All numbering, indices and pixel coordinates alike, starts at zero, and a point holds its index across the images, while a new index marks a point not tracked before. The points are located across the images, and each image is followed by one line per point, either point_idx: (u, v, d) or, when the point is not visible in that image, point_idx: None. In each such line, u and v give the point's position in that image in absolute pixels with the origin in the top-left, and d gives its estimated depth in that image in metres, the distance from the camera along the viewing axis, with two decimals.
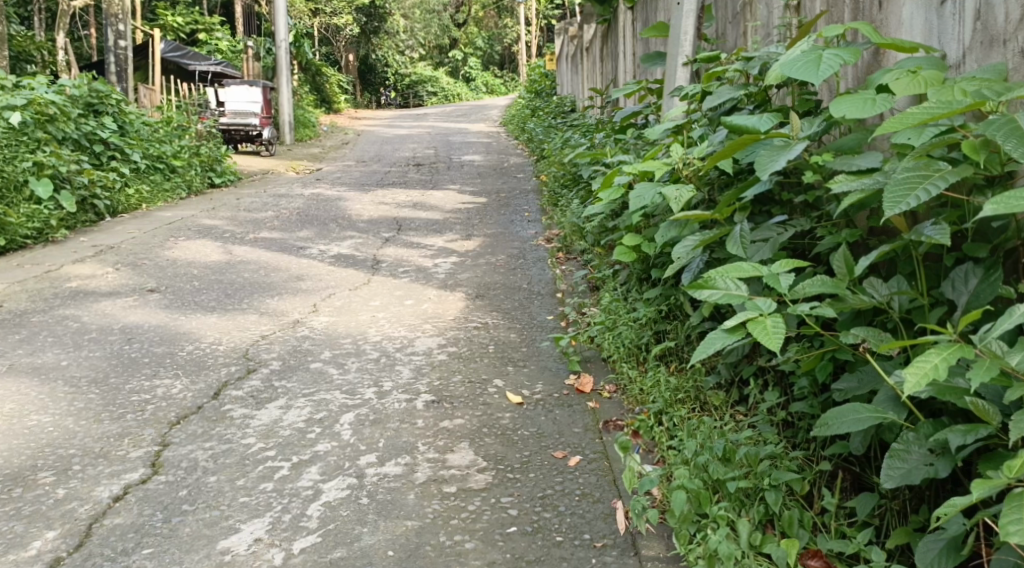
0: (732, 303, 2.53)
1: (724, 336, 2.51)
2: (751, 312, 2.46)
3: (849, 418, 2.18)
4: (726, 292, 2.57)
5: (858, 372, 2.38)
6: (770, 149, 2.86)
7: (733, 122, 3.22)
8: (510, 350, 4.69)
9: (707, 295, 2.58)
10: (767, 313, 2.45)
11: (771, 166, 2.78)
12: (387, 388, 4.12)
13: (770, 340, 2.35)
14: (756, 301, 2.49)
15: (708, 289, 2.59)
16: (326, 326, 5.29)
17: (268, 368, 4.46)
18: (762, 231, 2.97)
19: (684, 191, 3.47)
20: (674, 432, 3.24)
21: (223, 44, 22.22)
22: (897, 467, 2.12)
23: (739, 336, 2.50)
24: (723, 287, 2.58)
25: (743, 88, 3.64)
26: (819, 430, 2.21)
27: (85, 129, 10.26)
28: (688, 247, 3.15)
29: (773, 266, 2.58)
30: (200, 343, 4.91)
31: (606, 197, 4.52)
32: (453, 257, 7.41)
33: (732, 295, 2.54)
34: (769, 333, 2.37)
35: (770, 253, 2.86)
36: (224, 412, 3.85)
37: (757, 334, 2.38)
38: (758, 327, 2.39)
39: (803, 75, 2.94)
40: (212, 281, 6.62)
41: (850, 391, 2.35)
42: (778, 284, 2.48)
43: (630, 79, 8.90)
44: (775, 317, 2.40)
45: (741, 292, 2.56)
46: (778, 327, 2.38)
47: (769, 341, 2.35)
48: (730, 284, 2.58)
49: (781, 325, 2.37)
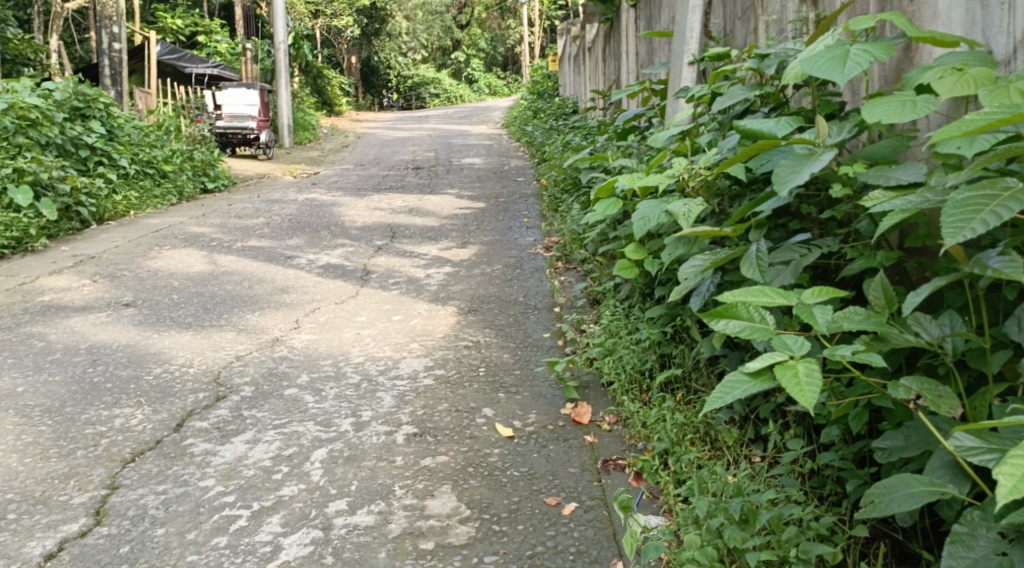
0: (755, 338, 2.15)
1: (745, 380, 2.12)
2: (778, 355, 2.07)
3: (900, 494, 1.98)
4: (748, 322, 2.19)
5: (906, 428, 2.16)
6: (793, 157, 2.48)
7: (748, 128, 2.85)
8: (502, 373, 4.34)
9: (725, 325, 2.20)
10: (798, 354, 2.07)
11: (795, 178, 2.40)
12: (365, 419, 3.76)
13: (800, 393, 1.95)
14: (784, 339, 2.11)
15: (727, 318, 2.21)
16: (307, 345, 4.93)
17: (239, 394, 4.10)
18: (783, 252, 2.60)
19: (692, 205, 3.13)
20: (681, 478, 2.91)
21: (222, 46, 21.81)
22: (961, 556, 1.94)
23: (764, 381, 2.11)
24: (745, 316, 2.20)
25: (756, 88, 3.29)
26: (868, 512, 2.01)
27: (70, 134, 9.92)
28: (698, 268, 2.78)
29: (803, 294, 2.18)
30: (168, 366, 4.55)
31: (604, 208, 4.18)
32: (447, 267, 7.04)
33: (755, 328, 2.16)
34: (800, 383, 1.98)
35: (792, 279, 2.50)
36: (185, 447, 3.50)
37: (785, 382, 2.00)
38: (787, 372, 2.01)
39: (826, 75, 2.54)
40: (192, 295, 6.26)
41: (897, 452, 2.13)
42: (813, 320, 2.10)
43: (633, 80, 8.53)
44: (807, 362, 2.02)
45: (766, 326, 2.17)
46: (811, 375, 1.99)
47: (800, 394, 1.95)
48: (755, 313, 2.20)
49: (816, 374, 1.97)
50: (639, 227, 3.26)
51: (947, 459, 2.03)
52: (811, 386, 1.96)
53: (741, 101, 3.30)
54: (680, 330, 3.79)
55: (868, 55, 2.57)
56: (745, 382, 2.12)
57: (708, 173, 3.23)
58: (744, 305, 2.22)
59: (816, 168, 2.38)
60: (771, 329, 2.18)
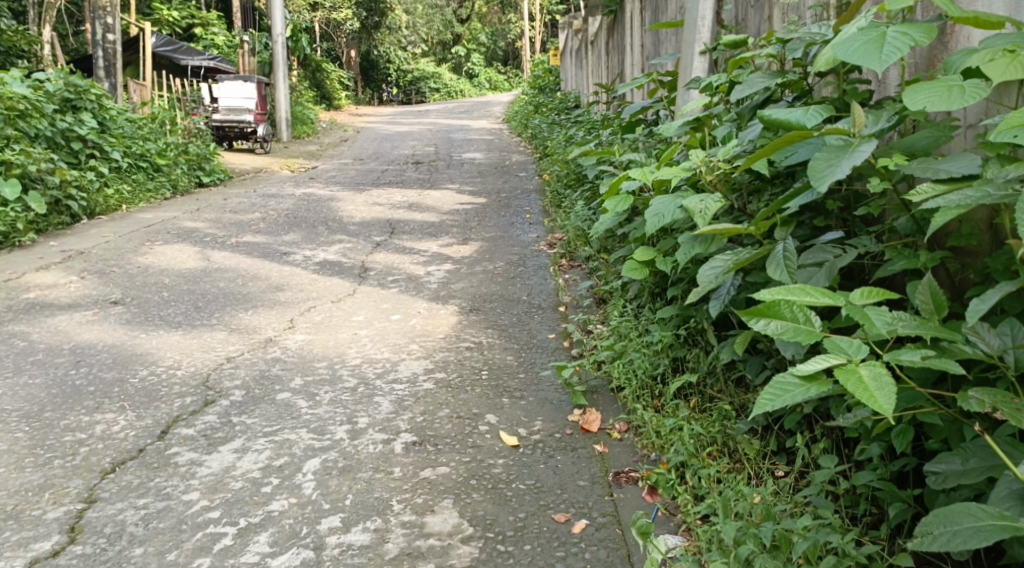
0: (802, 340, 1.97)
1: (795, 388, 1.94)
2: (834, 357, 1.90)
3: (962, 527, 1.81)
4: (792, 323, 2.01)
5: (966, 450, 2.02)
6: (827, 148, 2.27)
7: (772, 118, 2.64)
8: (505, 377, 4.13)
9: (766, 326, 2.02)
10: (856, 357, 1.90)
11: (833, 172, 2.19)
12: (361, 426, 3.55)
13: (871, 399, 1.78)
14: (837, 341, 1.94)
15: (768, 318, 2.04)
16: (302, 346, 4.72)
17: (228, 399, 3.89)
18: (815, 252, 2.40)
19: (709, 200, 2.91)
20: (700, 494, 2.72)
21: (219, 39, 21.57)
22: None
23: (816, 388, 1.93)
24: (788, 316, 2.03)
25: (777, 76, 3.08)
26: (923, 543, 1.83)
27: (61, 126, 9.70)
28: (718, 270, 2.59)
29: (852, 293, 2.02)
30: (155, 368, 4.34)
31: (614, 205, 3.96)
32: (447, 264, 6.83)
33: (802, 331, 1.99)
34: (867, 387, 1.80)
35: (826, 281, 2.29)
36: (169, 457, 3.29)
37: (850, 386, 1.82)
38: (849, 376, 1.83)
39: (860, 60, 2.31)
40: (183, 292, 6.05)
41: (960, 477, 1.99)
42: (870, 321, 1.93)
43: (638, 72, 8.31)
44: (871, 365, 1.85)
45: (812, 327, 2.00)
46: (877, 378, 1.81)
47: (872, 400, 1.78)
48: (798, 313, 2.03)
49: (884, 377, 1.80)
50: (653, 225, 3.04)
51: (1014, 486, 1.89)
52: (881, 391, 1.79)
53: (763, 89, 3.08)
54: (695, 333, 3.58)
55: (905, 37, 2.34)
56: (796, 390, 1.94)
57: (726, 166, 3.01)
58: (786, 305, 2.05)
59: (857, 160, 2.17)
60: (817, 331, 2.01)
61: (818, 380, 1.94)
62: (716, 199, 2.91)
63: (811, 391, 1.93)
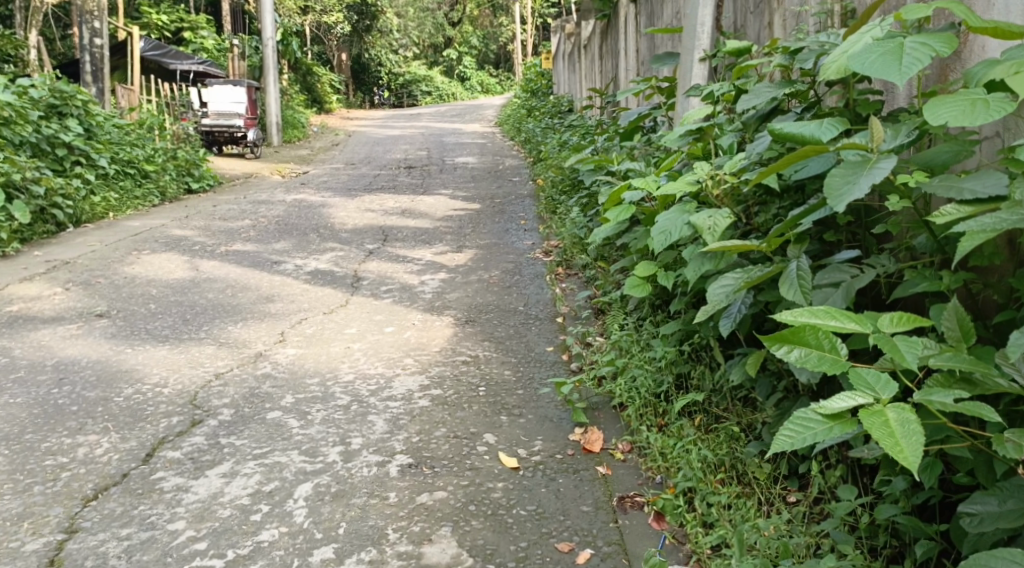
0: (827, 372, 1.92)
1: (819, 424, 1.88)
2: (861, 397, 1.85)
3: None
4: (816, 351, 1.97)
5: (1001, 489, 1.99)
6: (844, 165, 2.15)
7: (783, 131, 2.52)
8: (503, 393, 4.01)
9: (789, 353, 1.98)
10: (883, 397, 1.86)
11: (851, 191, 2.07)
12: (354, 447, 3.43)
13: (898, 449, 1.74)
14: (865, 378, 1.90)
15: (792, 344, 2.00)
16: (293, 361, 4.59)
17: (217, 418, 3.76)
18: (831, 273, 2.29)
19: (718, 216, 2.84)
20: (709, 521, 2.61)
21: (208, 43, 21.40)
22: None
23: (841, 425, 1.88)
24: (813, 343, 1.99)
25: (785, 85, 2.97)
26: None
27: (46, 133, 9.55)
28: (727, 288, 2.49)
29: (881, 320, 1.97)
30: (141, 385, 4.21)
31: (615, 216, 3.86)
32: (442, 273, 6.71)
33: (827, 362, 1.94)
34: (895, 435, 1.76)
35: (843, 303, 2.18)
36: (154, 482, 3.16)
37: (876, 431, 1.78)
38: (876, 422, 1.79)
39: (879, 72, 2.20)
40: (171, 304, 5.92)
41: (996, 518, 1.95)
42: (901, 358, 1.88)
43: (634, 77, 8.20)
44: (899, 409, 1.81)
45: (837, 357, 1.95)
46: (906, 425, 1.77)
47: (899, 450, 1.73)
48: (823, 341, 1.99)
49: (914, 425, 1.76)
50: (659, 242, 2.96)
51: None
52: (907, 439, 1.75)
53: (769, 100, 2.98)
54: (699, 349, 3.47)
55: (924, 49, 2.22)
56: (819, 426, 1.88)
57: (733, 179, 2.93)
58: (811, 331, 2.00)
59: (877, 178, 2.05)
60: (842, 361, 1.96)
61: (842, 417, 1.89)
62: (724, 214, 2.83)
63: (834, 428, 1.87)
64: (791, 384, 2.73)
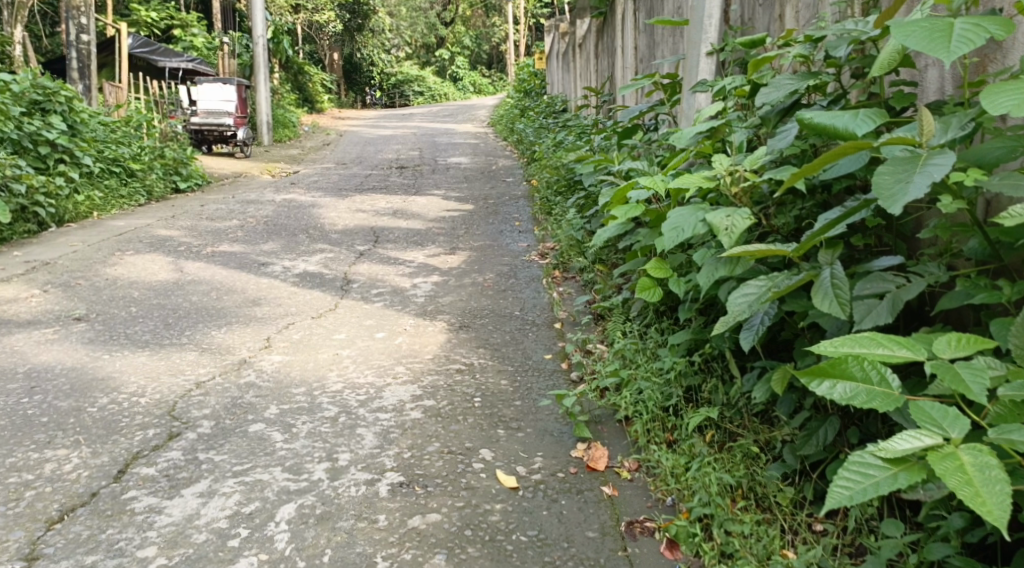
0: (879, 406, 1.87)
1: (881, 470, 1.84)
2: (929, 439, 1.82)
3: None
4: (864, 385, 1.91)
5: None
6: (894, 160, 2.02)
7: (813, 121, 2.31)
8: (500, 405, 3.79)
9: (833, 387, 1.91)
10: (953, 437, 1.83)
11: (906, 189, 1.94)
12: (341, 464, 3.21)
13: (979, 499, 1.70)
14: (926, 416, 1.87)
15: (834, 377, 1.92)
16: (278, 369, 4.36)
17: (195, 431, 3.53)
18: (871, 281, 2.14)
19: (736, 216, 2.62)
20: (728, 550, 2.44)
21: (198, 41, 21.11)
22: None
23: (902, 468, 1.84)
24: (859, 376, 1.92)
25: (809, 77, 2.79)
26: None
27: (28, 129, 9.28)
28: (751, 298, 2.29)
29: (937, 344, 1.91)
30: (117, 395, 3.97)
31: (622, 214, 3.62)
32: (434, 276, 6.49)
33: (879, 394, 1.88)
34: (973, 482, 1.72)
35: (890, 317, 2.03)
36: (124, 503, 2.93)
37: (952, 479, 1.74)
38: (950, 469, 1.75)
39: (924, 49, 1.99)
40: (153, 307, 5.68)
41: None
42: (965, 392, 1.82)
43: (632, 75, 7.99)
44: (973, 451, 1.77)
45: (889, 388, 1.90)
46: (984, 471, 1.73)
47: (980, 500, 1.70)
48: (870, 372, 1.92)
49: (992, 470, 1.73)
50: (671, 240, 2.75)
51: None
52: (988, 487, 1.71)
53: (792, 92, 2.81)
54: (710, 359, 3.29)
55: (976, 30, 2.02)
56: (881, 473, 1.84)
57: (753, 176, 2.76)
58: (855, 362, 1.93)
59: (934, 175, 1.93)
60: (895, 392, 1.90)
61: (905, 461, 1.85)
62: (744, 213, 2.62)
63: (898, 473, 1.83)
64: (818, 401, 2.55)
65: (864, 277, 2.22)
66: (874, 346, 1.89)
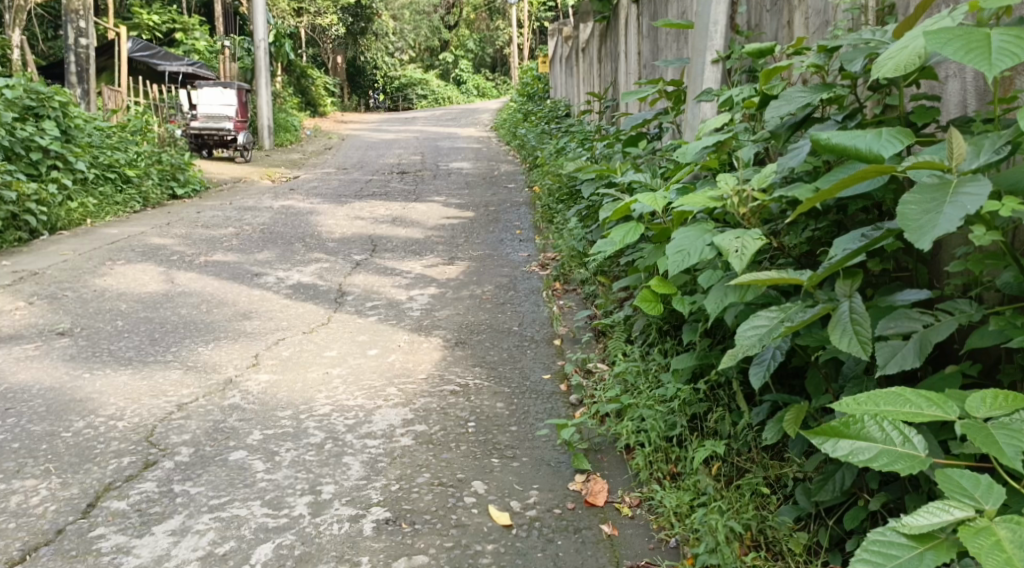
0: (902, 469, 1.78)
1: (905, 546, 1.74)
2: (959, 510, 1.72)
3: None
4: (882, 445, 1.82)
5: None
6: (919, 190, 1.88)
7: (832, 142, 2.15)
8: (495, 430, 3.61)
9: (850, 447, 1.83)
10: (987, 508, 1.72)
11: (936, 220, 1.80)
12: (324, 497, 3.03)
13: None
14: (955, 484, 1.77)
15: (850, 437, 1.85)
16: (264, 390, 4.17)
17: (172, 459, 3.35)
18: (896, 319, 2.07)
19: (747, 237, 2.45)
20: None
21: (200, 45, 20.97)
22: None
23: (930, 544, 1.73)
24: (878, 437, 1.84)
25: (823, 89, 2.62)
26: None
27: (20, 135, 9.11)
28: (762, 331, 2.09)
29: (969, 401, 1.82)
30: (94, 418, 3.79)
31: (620, 235, 3.47)
32: (431, 288, 6.30)
33: (901, 456, 1.80)
34: (1009, 559, 1.61)
35: (919, 361, 1.96)
36: (91, 542, 2.79)
37: (987, 554, 1.63)
38: (984, 542, 1.64)
39: (964, 61, 1.86)
40: (140, 321, 5.50)
41: None
42: (998, 456, 1.70)
43: (635, 81, 7.80)
44: (1008, 525, 1.66)
45: (912, 450, 1.80)
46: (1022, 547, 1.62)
47: None
48: (891, 432, 1.84)
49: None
50: (676, 263, 2.56)
51: None
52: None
53: (805, 105, 2.63)
54: (716, 386, 3.10)
55: (1019, 41, 1.89)
56: (907, 548, 1.73)
57: (762, 195, 2.59)
58: (873, 422, 1.85)
59: (967, 207, 1.78)
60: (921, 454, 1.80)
61: (933, 536, 1.74)
62: (756, 234, 2.46)
63: (926, 549, 1.73)
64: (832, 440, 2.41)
65: (887, 311, 2.16)
66: (899, 404, 1.80)
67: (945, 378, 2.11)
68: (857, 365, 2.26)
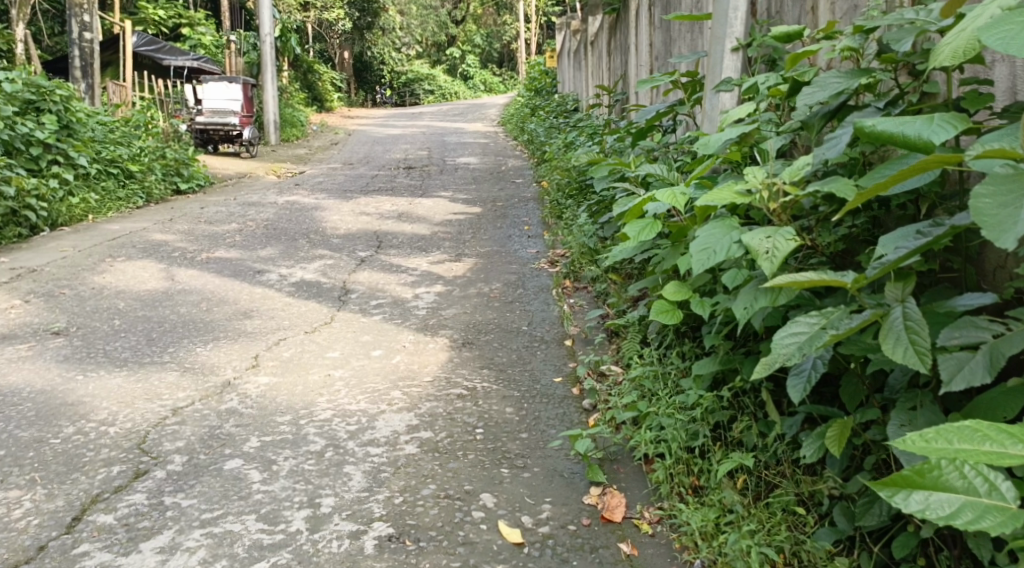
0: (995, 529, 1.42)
1: None
2: None
3: None
4: (966, 497, 1.47)
5: None
6: (993, 181, 1.76)
7: (877, 128, 2.01)
8: (505, 436, 3.44)
9: (927, 500, 1.48)
10: None
11: (1018, 217, 1.69)
12: (323, 511, 2.86)
13: None
14: None
15: (925, 488, 1.49)
16: (264, 393, 4.00)
17: (164, 469, 3.18)
18: (960, 328, 1.96)
19: (778, 236, 2.25)
20: None
21: (206, 39, 20.80)
22: None
23: None
24: (960, 486, 1.48)
25: (861, 75, 2.45)
26: None
27: (20, 130, 8.97)
28: (801, 341, 1.94)
29: None
30: (84, 424, 3.62)
31: (638, 231, 3.28)
32: (438, 285, 6.12)
33: (992, 512, 1.44)
34: None
35: (989, 375, 1.85)
36: (74, 560, 2.64)
37: None
38: None
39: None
40: (138, 320, 5.34)
41: None
42: None
43: (647, 73, 7.61)
44: None
45: (1004, 503, 1.45)
46: None
47: None
48: (976, 479, 1.48)
49: None
50: (702, 263, 2.39)
51: None
52: None
53: (841, 91, 2.46)
54: (740, 394, 2.93)
55: None
56: None
57: (795, 191, 2.40)
58: (953, 467, 1.49)
59: None
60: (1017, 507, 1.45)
61: None
62: (790, 232, 2.26)
63: None
64: (879, 461, 2.27)
65: (946, 318, 2.05)
66: (980, 442, 1.46)
67: (1008, 394, 1.96)
68: (902, 377, 2.15)
